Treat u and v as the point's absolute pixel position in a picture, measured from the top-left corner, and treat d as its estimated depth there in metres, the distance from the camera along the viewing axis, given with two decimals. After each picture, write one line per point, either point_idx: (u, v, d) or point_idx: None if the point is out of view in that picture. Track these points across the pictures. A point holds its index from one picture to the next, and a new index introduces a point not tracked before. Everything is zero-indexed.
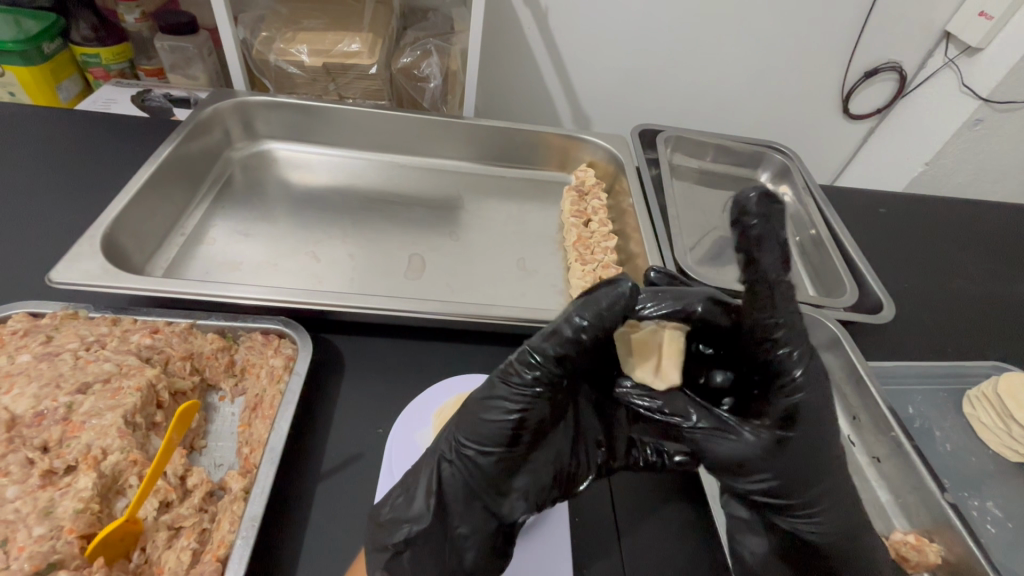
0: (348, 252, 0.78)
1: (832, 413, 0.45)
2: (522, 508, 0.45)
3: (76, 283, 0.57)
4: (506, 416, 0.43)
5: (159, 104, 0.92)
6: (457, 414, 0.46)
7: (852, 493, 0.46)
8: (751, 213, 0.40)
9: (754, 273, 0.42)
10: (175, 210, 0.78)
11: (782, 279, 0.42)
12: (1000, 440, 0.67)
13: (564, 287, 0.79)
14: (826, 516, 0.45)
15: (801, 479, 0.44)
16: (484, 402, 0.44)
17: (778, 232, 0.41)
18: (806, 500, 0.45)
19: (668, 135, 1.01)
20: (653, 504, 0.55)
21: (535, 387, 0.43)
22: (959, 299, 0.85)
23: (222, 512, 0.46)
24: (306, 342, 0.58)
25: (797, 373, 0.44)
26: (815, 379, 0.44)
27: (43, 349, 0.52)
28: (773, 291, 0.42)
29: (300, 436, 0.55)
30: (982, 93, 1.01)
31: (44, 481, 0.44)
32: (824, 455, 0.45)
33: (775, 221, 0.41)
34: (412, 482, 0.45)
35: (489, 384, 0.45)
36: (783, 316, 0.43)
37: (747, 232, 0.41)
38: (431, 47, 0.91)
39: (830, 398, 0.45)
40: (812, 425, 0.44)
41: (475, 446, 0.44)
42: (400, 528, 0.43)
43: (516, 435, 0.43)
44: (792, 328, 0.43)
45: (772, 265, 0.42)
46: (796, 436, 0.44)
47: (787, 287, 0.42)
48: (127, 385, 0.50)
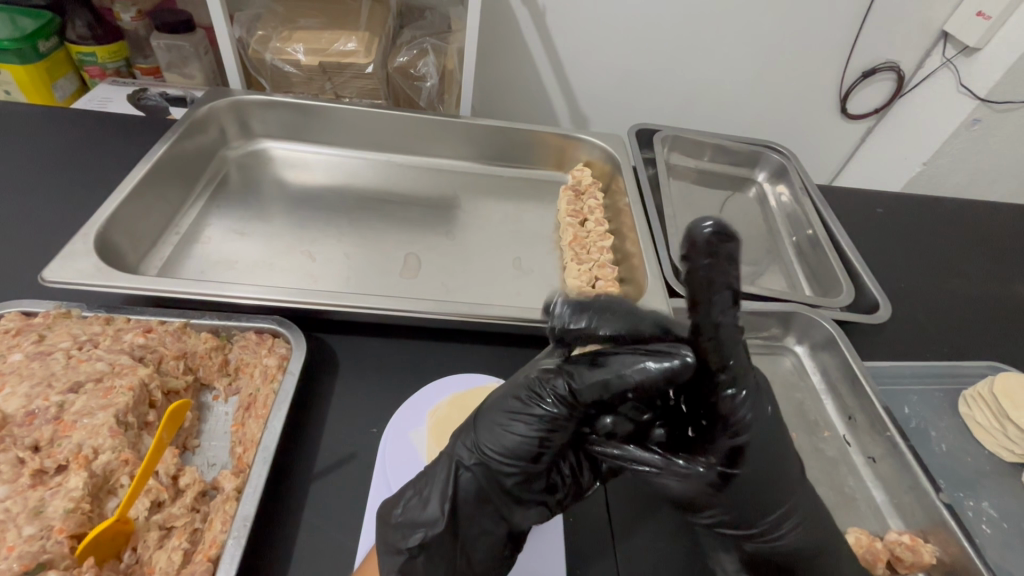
0: (344, 252, 0.78)
1: (776, 446, 0.45)
2: (535, 519, 0.46)
3: (70, 282, 0.57)
4: (533, 433, 0.44)
5: (154, 104, 0.91)
6: (477, 423, 0.46)
7: (813, 510, 0.48)
8: (699, 249, 0.38)
9: (700, 313, 0.40)
10: (170, 210, 0.78)
11: (729, 320, 0.40)
12: (996, 440, 0.67)
13: (560, 287, 0.79)
14: (785, 536, 0.47)
15: (753, 509, 0.46)
16: (510, 415, 0.45)
17: (728, 271, 0.39)
18: (761, 527, 0.47)
19: (665, 134, 1.01)
20: (649, 504, 0.55)
21: (559, 410, 0.44)
22: (956, 299, 0.85)
23: (214, 511, 0.46)
24: (300, 342, 0.57)
25: (744, 415, 0.43)
26: (759, 415, 0.43)
27: (35, 349, 0.52)
28: (718, 329, 0.41)
29: (293, 436, 0.55)
30: (980, 93, 1.01)
31: (34, 480, 0.43)
32: (777, 484, 0.46)
33: (726, 260, 0.38)
34: (424, 485, 0.45)
35: (517, 397, 0.45)
36: (730, 355, 0.42)
37: (699, 272, 0.39)
38: (428, 46, 0.91)
39: (773, 431, 0.45)
40: (758, 459, 0.44)
41: (496, 458, 0.44)
42: (415, 533, 0.43)
43: (538, 451, 0.44)
44: (740, 370, 0.42)
45: (720, 305, 0.40)
46: (740, 473, 0.43)
47: (734, 328, 0.41)
48: (120, 384, 0.50)
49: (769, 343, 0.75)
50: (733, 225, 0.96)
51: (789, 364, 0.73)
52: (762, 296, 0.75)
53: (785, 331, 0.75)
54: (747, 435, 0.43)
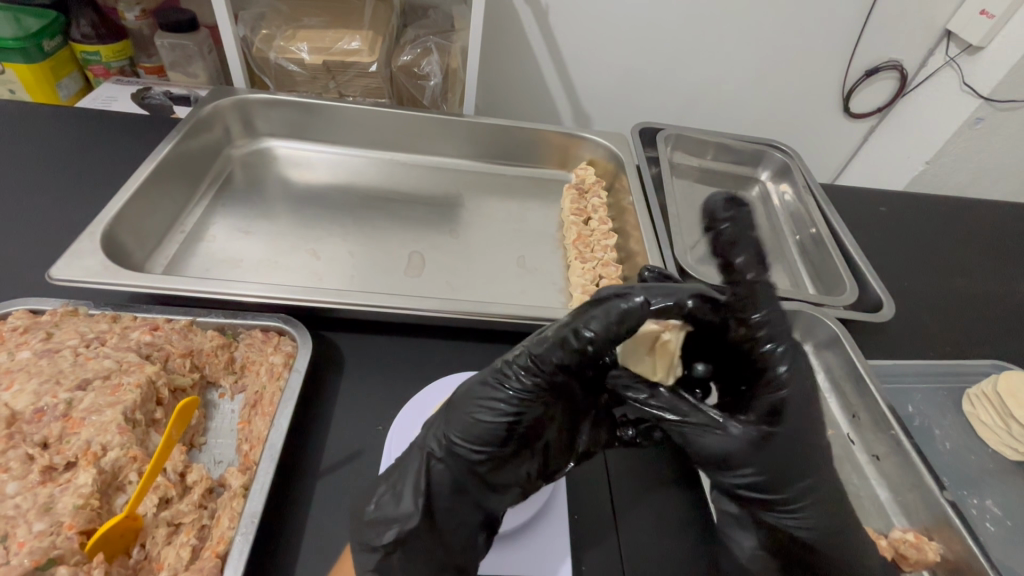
0: (348, 250, 0.78)
1: (812, 412, 0.49)
2: (512, 503, 0.46)
3: (77, 280, 0.57)
4: (500, 415, 0.45)
5: (159, 101, 0.91)
6: (447, 412, 0.47)
7: (837, 488, 0.47)
8: None
9: (735, 276, 0.57)
10: (175, 208, 0.78)
11: (757, 282, 0.55)
12: (999, 438, 0.67)
13: (563, 285, 0.79)
14: (806, 512, 0.45)
15: (784, 473, 0.45)
16: (477, 401, 0.46)
17: (748, 238, 0.61)
18: (788, 495, 0.45)
19: (669, 133, 1.01)
20: (636, 496, 0.55)
21: (525, 391, 0.45)
22: (960, 298, 0.85)
23: (222, 508, 0.46)
24: (306, 340, 0.58)
25: (780, 370, 0.50)
26: (796, 373, 0.49)
27: (43, 346, 0.52)
28: (756, 289, 0.54)
29: (299, 433, 0.55)
30: (983, 92, 1.00)
31: (44, 477, 0.44)
32: (806, 449, 0.47)
33: (743, 237, 0.61)
34: (396, 478, 0.45)
35: (482, 383, 0.47)
36: (769, 316, 0.52)
37: (728, 237, 0.60)
38: (431, 45, 0.91)
39: (805, 396, 0.49)
40: (795, 416, 0.48)
41: (466, 444, 0.45)
42: (388, 529, 0.43)
43: (507, 432, 0.45)
44: (776, 328, 0.52)
45: (747, 270, 0.57)
46: (779, 431, 0.47)
47: (763, 289, 0.55)
48: (127, 381, 0.50)
49: None
50: None
51: None
52: None
53: (789, 329, 0.75)
54: (787, 392, 0.48)
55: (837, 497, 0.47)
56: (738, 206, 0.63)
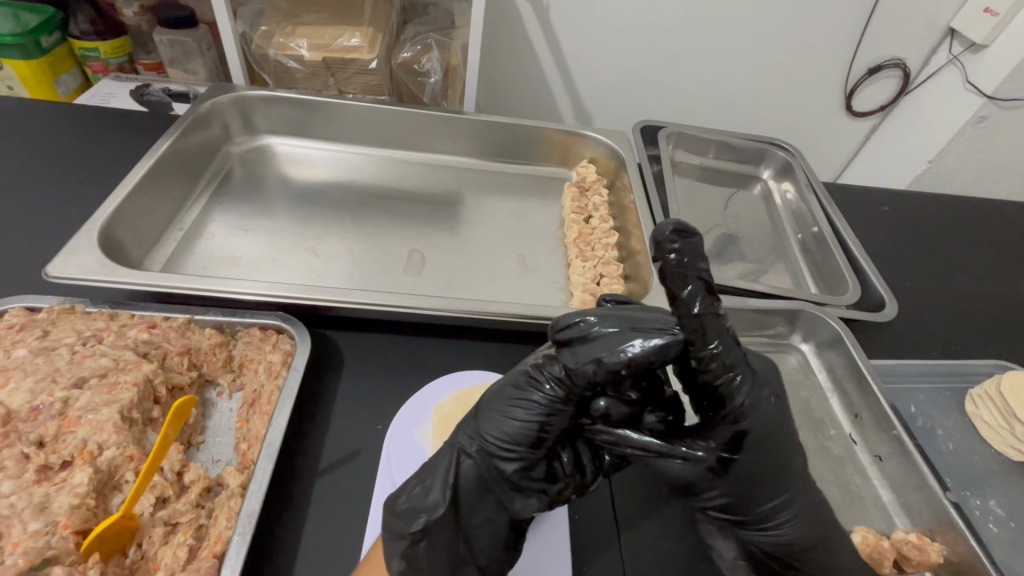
0: (348, 248, 0.78)
1: (784, 435, 0.45)
2: (537, 509, 0.45)
3: (74, 277, 0.57)
4: (532, 416, 0.44)
5: (158, 99, 0.92)
6: (478, 413, 0.46)
7: (813, 503, 0.47)
8: (665, 246, 0.42)
9: (681, 306, 0.42)
10: (173, 205, 0.78)
11: (708, 308, 0.41)
12: (1002, 438, 0.66)
13: (564, 284, 0.79)
14: (783, 528, 0.46)
15: (751, 496, 0.45)
16: (510, 400, 0.45)
17: (697, 263, 0.42)
18: (757, 515, 0.46)
19: (670, 131, 1.01)
20: (653, 500, 0.55)
21: (557, 393, 0.44)
22: (963, 298, 0.85)
23: (219, 508, 0.46)
24: (305, 338, 0.57)
25: (740, 400, 0.43)
26: (759, 400, 0.44)
27: (39, 344, 0.51)
28: (702, 319, 0.41)
29: (298, 432, 0.55)
30: (987, 90, 0.99)
31: (39, 476, 0.43)
32: (777, 470, 0.45)
33: (693, 252, 0.42)
34: (428, 473, 0.45)
35: (515, 383, 0.46)
36: (719, 342, 0.42)
37: (672, 266, 0.41)
38: (431, 42, 0.90)
39: (775, 418, 0.44)
40: (760, 446, 0.44)
41: (497, 444, 0.44)
42: (419, 517, 0.42)
43: (537, 437, 0.44)
44: (729, 350, 0.43)
45: (697, 295, 0.41)
46: (739, 458, 0.44)
47: (716, 315, 0.42)
48: (124, 379, 0.49)
49: (774, 341, 0.74)
50: (737, 223, 0.96)
51: (795, 362, 0.73)
52: (767, 293, 0.75)
53: (791, 329, 0.74)
54: (746, 421, 0.43)
55: (821, 516, 0.47)
56: (681, 226, 0.43)
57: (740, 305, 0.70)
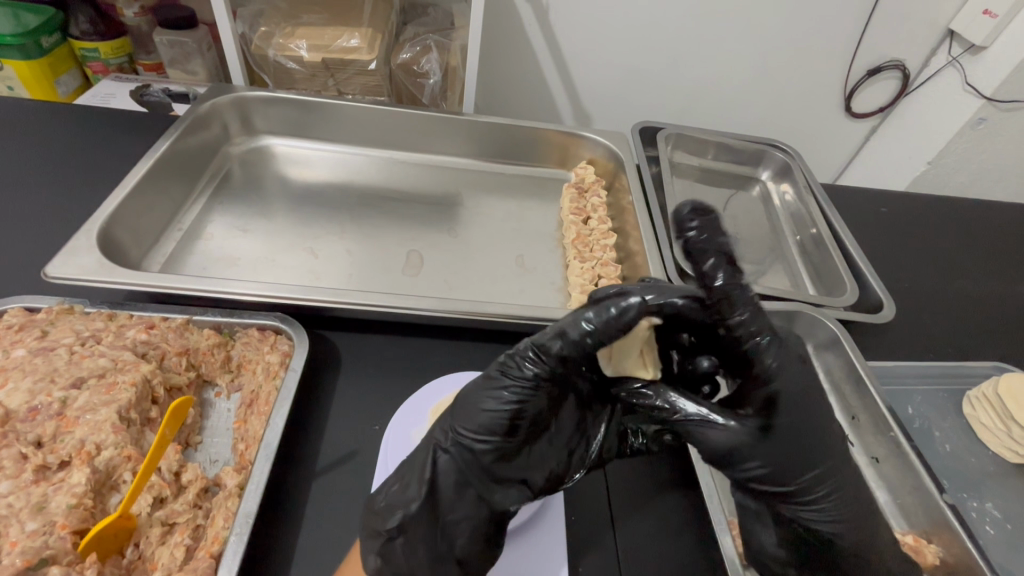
0: (346, 248, 0.78)
1: (816, 406, 0.45)
2: (515, 499, 0.45)
3: (72, 278, 0.57)
4: (505, 404, 0.44)
5: (158, 99, 0.91)
6: (453, 408, 0.46)
7: (852, 480, 0.45)
8: (685, 220, 0.48)
9: (706, 277, 0.46)
10: (173, 206, 0.78)
11: (732, 278, 0.46)
12: (999, 440, 0.67)
13: (562, 285, 0.79)
14: (824, 506, 0.44)
15: (792, 468, 0.43)
16: (483, 391, 0.45)
17: (718, 238, 0.47)
18: (800, 487, 0.44)
19: (669, 132, 1.01)
20: (644, 499, 0.55)
21: (531, 378, 0.45)
22: (961, 299, 0.85)
23: (216, 508, 0.46)
24: (303, 338, 0.57)
25: (769, 362, 0.45)
26: (788, 363, 0.45)
27: (38, 345, 0.52)
28: (726, 288, 0.46)
29: (295, 433, 0.55)
30: (985, 92, 1.00)
31: (37, 476, 0.43)
32: (815, 440, 0.45)
33: (712, 229, 0.48)
34: (405, 470, 0.45)
35: (488, 375, 0.46)
36: (746, 310, 0.46)
37: (693, 241, 0.47)
38: (431, 43, 0.91)
39: (806, 384, 0.46)
40: (792, 410, 0.44)
41: (472, 434, 0.44)
42: (394, 514, 0.43)
43: (511, 424, 0.45)
44: (757, 317, 0.46)
45: (720, 267, 0.46)
46: (778, 423, 0.44)
47: (740, 285, 0.46)
48: (123, 380, 0.50)
49: None
50: (736, 224, 0.96)
51: None
52: (765, 295, 0.75)
53: (788, 330, 0.74)
54: (780, 383, 0.45)
55: (863, 494, 0.46)
56: (697, 207, 0.49)
57: None
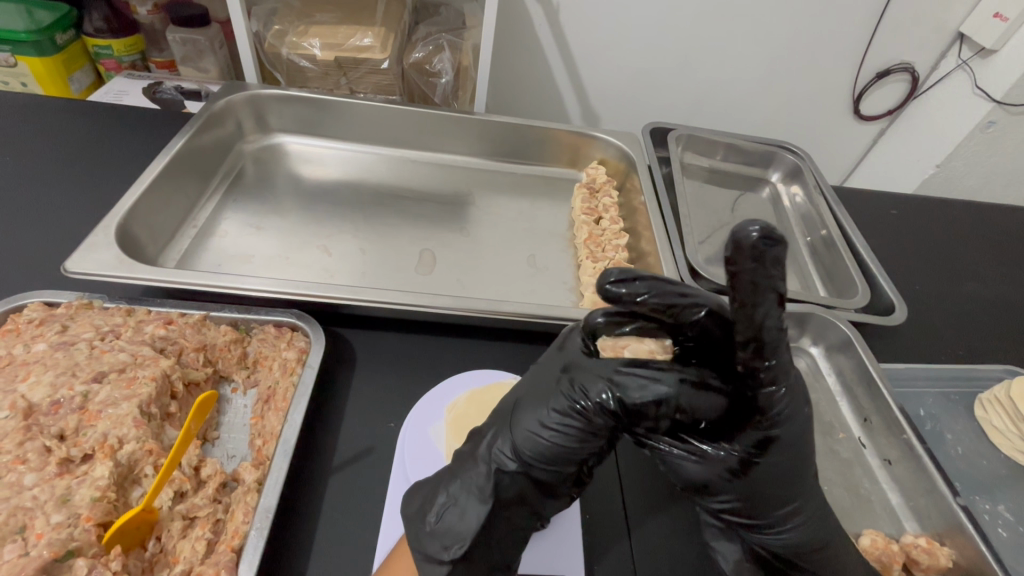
0: (359, 247, 0.78)
1: (803, 443, 0.43)
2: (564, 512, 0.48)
3: (91, 273, 0.57)
4: (568, 441, 0.44)
5: (170, 96, 0.92)
6: (513, 428, 0.45)
7: (822, 509, 0.46)
8: (744, 254, 0.36)
9: (746, 315, 0.38)
10: (187, 203, 0.78)
11: (774, 323, 0.38)
12: (1011, 443, 0.67)
13: (574, 284, 0.79)
14: (793, 531, 0.45)
15: (766, 501, 0.44)
16: (544, 421, 0.44)
17: (777, 276, 0.37)
18: (771, 519, 0.45)
19: (680, 133, 1.01)
20: (663, 502, 0.55)
21: (602, 420, 0.44)
22: (972, 302, 0.85)
23: (236, 503, 0.46)
24: (319, 336, 0.58)
25: (778, 411, 0.42)
26: (795, 411, 0.42)
27: (58, 339, 0.52)
28: (764, 333, 0.39)
29: (312, 429, 0.55)
30: (996, 96, 1.00)
31: (61, 469, 0.44)
32: (797, 475, 0.44)
33: (772, 262, 0.36)
34: (457, 491, 0.45)
35: (557, 407, 0.44)
36: (775, 356, 0.40)
37: (746, 273, 0.37)
38: (443, 42, 0.91)
39: (806, 422, 0.43)
40: (784, 453, 0.43)
41: (536, 463, 0.44)
42: (454, 545, 0.43)
43: (576, 457, 0.45)
44: (780, 361, 0.40)
45: (768, 308, 0.38)
46: (763, 462, 0.43)
47: (780, 330, 0.38)
48: (143, 374, 0.50)
49: None
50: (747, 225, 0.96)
51: (804, 365, 0.73)
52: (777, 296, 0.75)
53: (800, 332, 0.74)
54: (780, 430, 0.42)
55: (827, 517, 0.46)
56: (767, 226, 0.35)
57: None
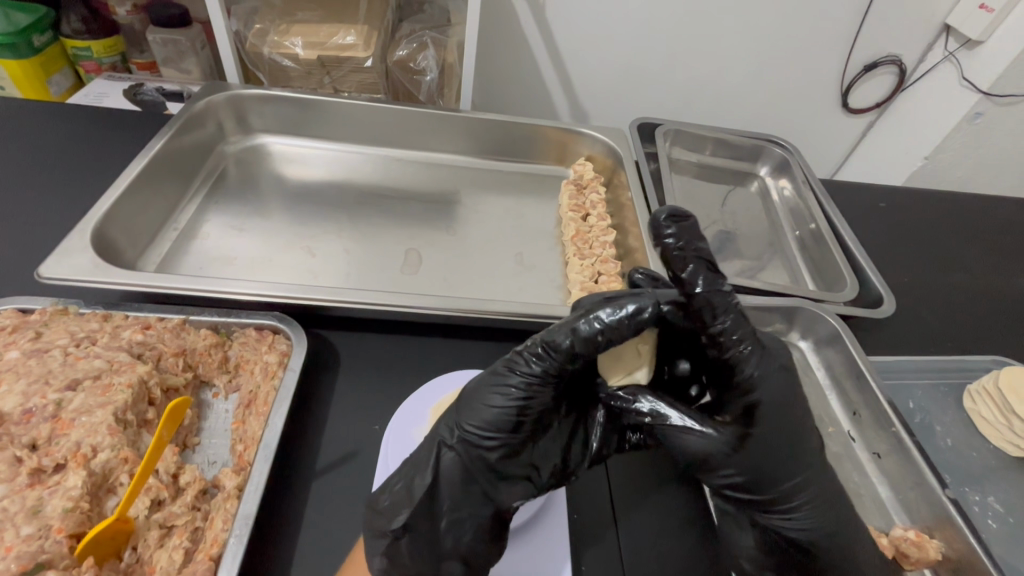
0: (344, 247, 0.77)
1: (794, 411, 0.45)
2: (520, 495, 0.46)
3: (65, 279, 0.56)
4: (512, 402, 0.44)
5: (151, 98, 0.91)
6: (458, 402, 0.46)
7: (830, 488, 0.46)
8: (660, 229, 0.44)
9: (685, 286, 0.43)
10: (168, 206, 0.77)
11: (711, 286, 0.43)
12: (1000, 434, 0.67)
13: (562, 282, 0.78)
14: (802, 509, 0.45)
15: (772, 474, 0.44)
16: (488, 388, 0.45)
17: (696, 244, 0.44)
18: (777, 494, 0.45)
19: (667, 128, 1.00)
20: (650, 498, 0.54)
21: (537, 378, 0.44)
22: (961, 293, 0.85)
23: (216, 510, 0.45)
24: (301, 338, 0.57)
25: (749, 372, 0.44)
26: (771, 374, 0.44)
27: (32, 346, 0.51)
28: (710, 296, 0.42)
29: (294, 433, 0.54)
30: (982, 87, 1.00)
31: (33, 479, 0.43)
32: (790, 446, 0.45)
33: (689, 235, 0.44)
34: (410, 469, 0.45)
35: (493, 372, 0.46)
36: (729, 316, 0.43)
37: (670, 249, 0.43)
38: (427, 40, 0.90)
39: (790, 390, 0.45)
40: (777, 418, 0.44)
41: (476, 431, 0.44)
42: (400, 513, 0.43)
43: (517, 421, 0.44)
44: (738, 324, 0.43)
45: (699, 274, 0.43)
46: (756, 432, 0.44)
47: (722, 292, 0.43)
48: (119, 381, 0.49)
49: None
50: (735, 220, 0.96)
51: (793, 359, 0.73)
52: (765, 290, 0.75)
53: (789, 326, 0.74)
54: (761, 393, 0.44)
55: (836, 501, 0.46)
56: (674, 211, 0.45)
57: (738, 302, 0.70)
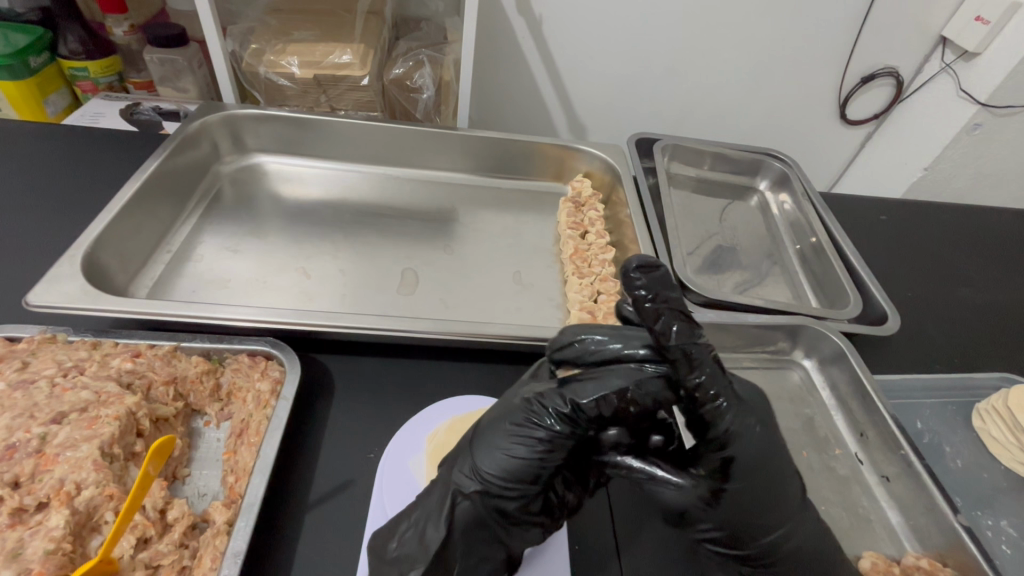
0: (340, 268, 0.76)
1: (772, 462, 0.43)
2: (530, 540, 0.45)
3: (55, 306, 0.55)
4: (534, 455, 0.42)
5: (148, 117, 0.91)
6: (473, 446, 0.44)
7: (812, 536, 0.46)
8: (629, 286, 0.41)
9: (660, 339, 0.40)
10: (161, 228, 0.76)
11: (687, 337, 0.40)
12: (1011, 454, 0.65)
13: (561, 301, 0.77)
14: (781, 558, 0.44)
15: (751, 527, 0.43)
16: (508, 438, 0.43)
17: (666, 295, 0.41)
18: (756, 547, 0.44)
19: (666, 143, 1.00)
20: (649, 518, 0.53)
21: (560, 431, 0.42)
22: (966, 308, 0.84)
23: (204, 547, 0.44)
24: (294, 364, 0.55)
25: (724, 426, 0.41)
26: (747, 427, 0.41)
27: (17, 377, 0.50)
28: (686, 350, 0.40)
29: (288, 464, 0.53)
30: (980, 98, 0.99)
31: (14, 520, 0.42)
32: (768, 501, 0.43)
33: (660, 285, 0.41)
34: (420, 518, 0.44)
35: (515, 420, 0.43)
36: (705, 371, 0.40)
37: (642, 302, 0.40)
38: (423, 58, 0.90)
39: (765, 445, 0.43)
40: (752, 474, 0.42)
41: (495, 481, 0.42)
42: (412, 568, 0.42)
43: (536, 472, 0.42)
44: (714, 377, 0.41)
45: (674, 325, 0.40)
46: (730, 488, 0.42)
47: (698, 343, 0.40)
48: (105, 414, 0.48)
49: (776, 356, 0.73)
50: (735, 235, 0.95)
51: (797, 378, 0.71)
52: (767, 308, 0.74)
53: (793, 345, 0.73)
54: (734, 447, 0.41)
55: (818, 545, 0.46)
56: (644, 261, 0.41)
57: (741, 321, 0.69)
